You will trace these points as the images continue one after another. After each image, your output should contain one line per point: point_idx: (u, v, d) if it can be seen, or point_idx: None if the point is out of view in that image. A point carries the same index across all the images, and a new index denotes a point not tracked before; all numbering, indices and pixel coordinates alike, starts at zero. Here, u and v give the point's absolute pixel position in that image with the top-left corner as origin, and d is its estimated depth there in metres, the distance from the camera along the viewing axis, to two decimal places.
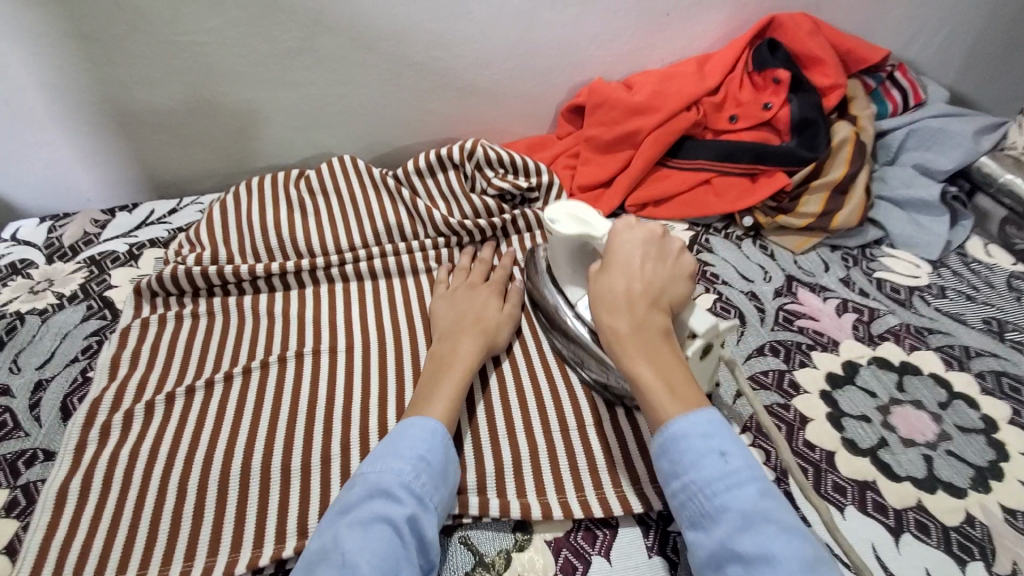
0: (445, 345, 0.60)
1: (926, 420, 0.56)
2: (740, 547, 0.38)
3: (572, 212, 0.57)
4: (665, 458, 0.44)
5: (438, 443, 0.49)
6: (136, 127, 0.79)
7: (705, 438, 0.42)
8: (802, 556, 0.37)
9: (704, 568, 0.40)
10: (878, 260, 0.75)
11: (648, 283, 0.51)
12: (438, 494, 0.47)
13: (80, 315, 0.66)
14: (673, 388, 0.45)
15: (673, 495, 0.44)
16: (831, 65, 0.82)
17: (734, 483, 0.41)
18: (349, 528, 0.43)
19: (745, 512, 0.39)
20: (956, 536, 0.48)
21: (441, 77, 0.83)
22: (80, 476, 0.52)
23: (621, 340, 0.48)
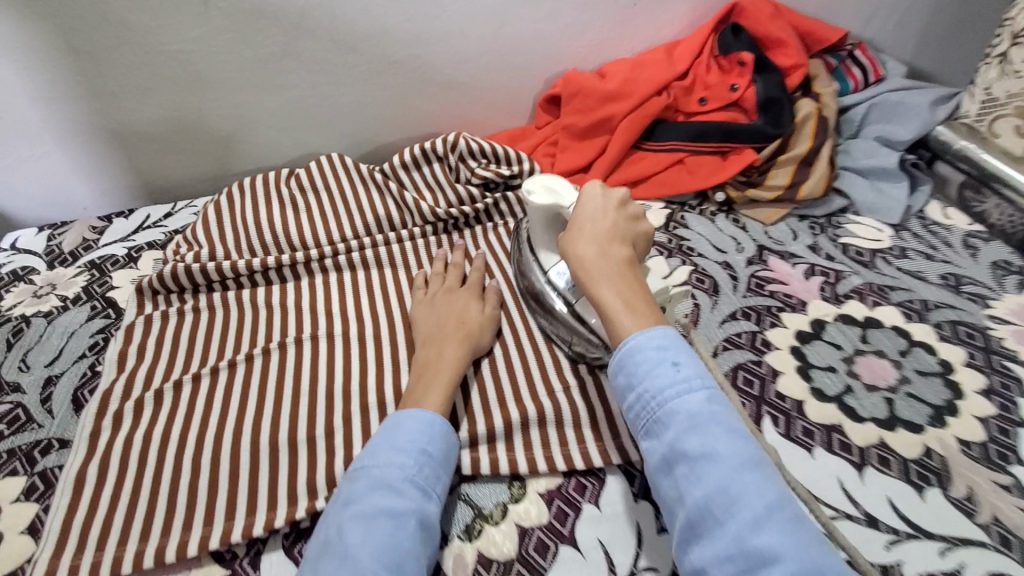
0: (431, 352, 0.58)
1: (887, 366, 0.61)
2: (688, 446, 0.42)
3: (545, 184, 0.60)
4: (622, 373, 0.47)
5: (437, 433, 0.50)
6: (129, 136, 0.82)
7: (657, 349, 0.46)
8: (743, 453, 0.41)
9: (655, 472, 0.44)
10: (844, 226, 0.80)
11: (614, 226, 0.55)
12: (440, 484, 0.49)
13: (86, 315, 0.69)
14: (635, 311, 0.49)
15: (626, 405, 0.47)
16: (792, 45, 0.86)
17: (685, 389, 0.44)
18: (352, 520, 0.44)
19: (693, 415, 0.43)
20: (915, 467, 0.53)
21: (420, 74, 0.86)
22: (97, 459, 0.54)
23: (589, 269, 0.52)
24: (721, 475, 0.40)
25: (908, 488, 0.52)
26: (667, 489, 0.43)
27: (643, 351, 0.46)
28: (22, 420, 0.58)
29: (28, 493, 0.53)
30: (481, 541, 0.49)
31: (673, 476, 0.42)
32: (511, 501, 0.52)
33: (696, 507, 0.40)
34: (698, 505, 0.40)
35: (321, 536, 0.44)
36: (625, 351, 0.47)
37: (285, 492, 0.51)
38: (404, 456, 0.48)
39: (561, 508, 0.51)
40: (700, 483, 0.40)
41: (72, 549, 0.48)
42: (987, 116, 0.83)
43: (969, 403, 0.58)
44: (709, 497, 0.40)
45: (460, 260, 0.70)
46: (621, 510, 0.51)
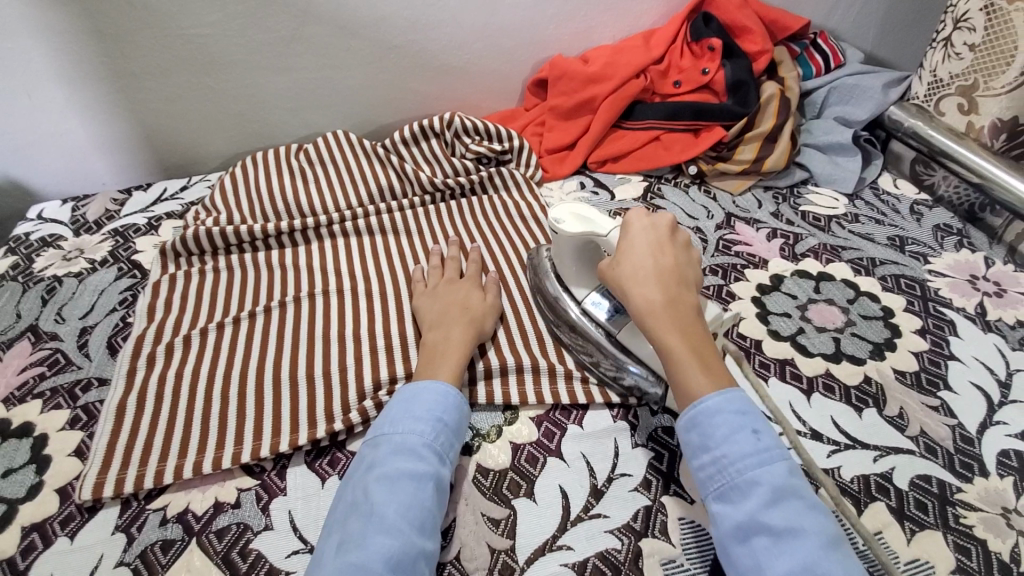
0: (438, 336, 0.61)
1: (835, 312, 0.69)
2: (772, 520, 0.42)
3: (576, 213, 0.62)
4: (697, 432, 0.47)
5: (450, 405, 0.54)
6: (147, 115, 0.88)
7: (738, 414, 0.47)
8: (824, 530, 0.42)
9: (727, 539, 0.44)
10: (805, 196, 0.88)
11: (672, 265, 0.56)
12: (454, 453, 0.52)
13: (114, 275, 0.75)
14: (706, 360, 0.50)
15: (700, 467, 0.47)
16: (758, 32, 0.94)
17: (766, 459, 0.45)
18: (377, 481, 0.47)
19: (775, 486, 0.44)
20: (856, 392, 0.60)
21: (418, 58, 0.93)
22: (135, 394, 0.60)
23: (655, 312, 0.53)
24: (808, 553, 0.40)
25: (848, 408, 0.59)
26: (743, 559, 0.42)
27: (722, 413, 0.47)
28: (62, 363, 0.64)
29: (73, 423, 0.59)
30: (479, 453, 0.56)
31: (751, 546, 0.42)
32: (505, 423, 0.59)
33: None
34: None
35: (350, 496, 0.48)
36: (703, 403, 0.48)
37: (303, 419, 0.58)
38: (422, 424, 0.51)
39: (549, 428, 0.58)
40: (785, 557, 0.41)
41: (117, 467, 0.54)
42: (933, 97, 0.92)
43: (906, 340, 0.65)
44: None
45: (456, 254, 0.74)
46: (602, 429, 0.58)
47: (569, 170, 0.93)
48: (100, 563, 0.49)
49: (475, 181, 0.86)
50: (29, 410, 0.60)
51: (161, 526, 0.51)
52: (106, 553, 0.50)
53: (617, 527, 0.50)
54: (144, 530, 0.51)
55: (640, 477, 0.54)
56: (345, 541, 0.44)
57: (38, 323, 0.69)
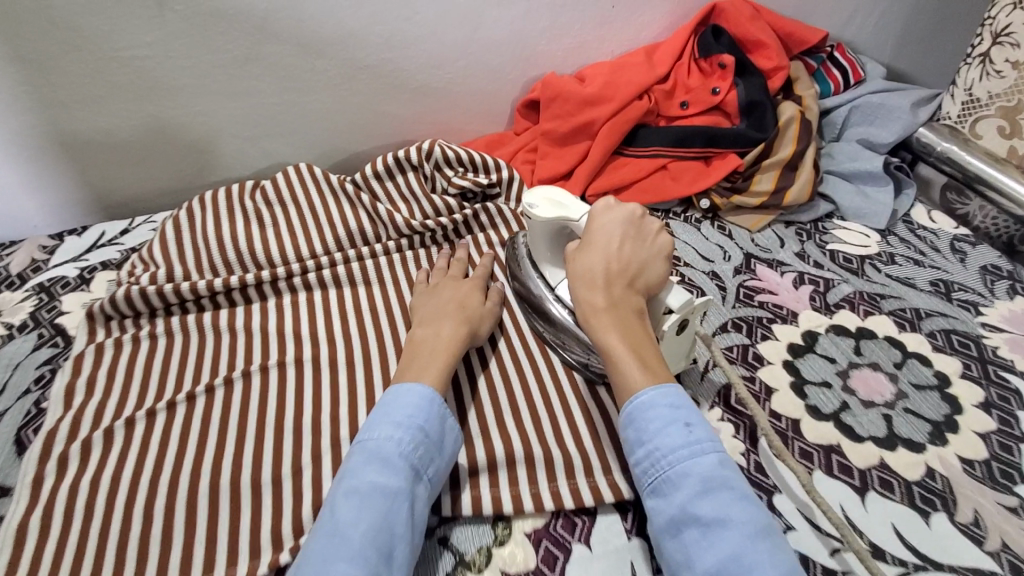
0: (428, 332, 0.57)
1: (883, 380, 0.59)
2: (699, 511, 0.40)
3: (549, 197, 0.59)
4: (632, 427, 0.45)
5: (433, 412, 0.47)
6: (81, 149, 0.77)
7: (671, 407, 0.44)
8: (755, 520, 0.39)
9: (661, 533, 0.42)
10: (832, 233, 0.78)
11: (627, 263, 0.53)
12: (435, 466, 0.46)
13: (32, 344, 0.64)
14: (642, 358, 0.48)
15: (635, 461, 0.45)
16: (773, 47, 0.84)
17: (697, 451, 0.42)
18: (344, 497, 0.42)
19: (705, 478, 0.41)
20: (918, 490, 0.50)
21: (393, 78, 0.82)
22: (40, 510, 0.49)
23: (597, 308, 0.51)
24: (733, 543, 0.38)
25: (913, 514, 0.49)
26: (675, 553, 0.40)
27: (656, 406, 0.44)
28: None
29: None
30: None
31: (681, 540, 0.40)
32: (495, 545, 0.48)
33: (706, 574, 0.38)
34: (710, 572, 0.38)
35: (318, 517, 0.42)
36: (631, 399, 0.46)
37: (243, 547, 0.48)
38: (401, 431, 0.45)
39: (549, 550, 0.48)
40: (712, 549, 0.38)
41: None
42: (967, 117, 0.83)
43: (969, 418, 0.55)
44: (721, 565, 0.38)
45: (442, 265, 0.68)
46: (614, 551, 0.48)
47: None
48: None
49: (459, 222, 0.76)
50: None
51: None
52: None
53: None
54: None
55: None
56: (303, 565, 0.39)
57: None
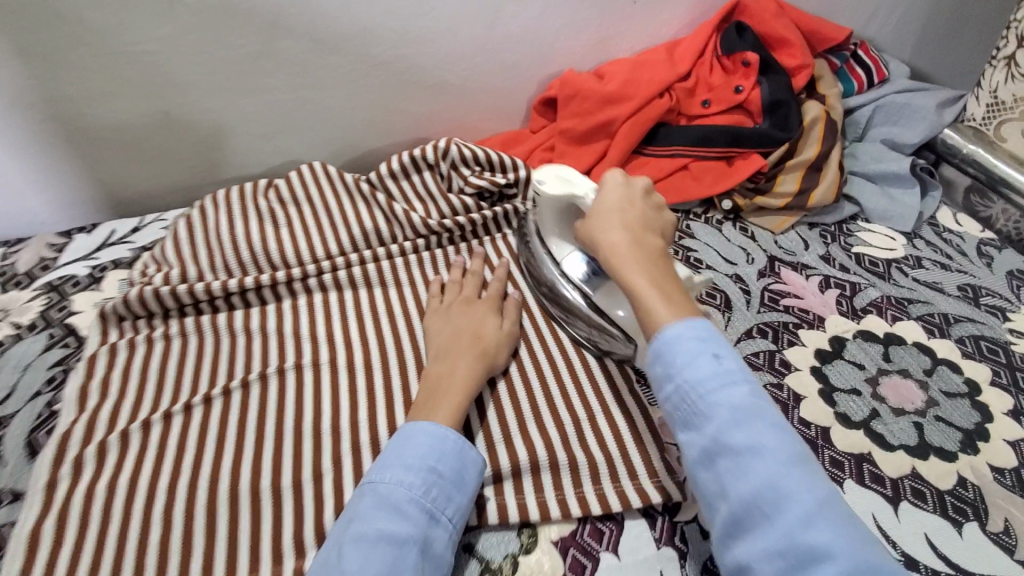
0: (443, 365, 0.54)
1: (913, 387, 0.57)
2: (732, 441, 0.39)
3: (557, 173, 0.59)
4: (658, 362, 0.44)
5: (448, 450, 0.47)
6: (89, 146, 0.76)
7: (698, 341, 0.43)
8: (789, 446, 0.39)
9: (694, 465, 0.41)
10: (856, 235, 0.76)
11: (640, 216, 0.54)
12: (451, 506, 0.45)
13: (42, 344, 0.63)
14: (667, 296, 0.47)
15: (662, 392, 0.43)
16: (797, 45, 0.82)
17: (725, 382, 0.41)
18: (352, 543, 0.41)
19: (735, 408, 0.40)
20: (951, 499, 0.49)
21: (408, 75, 0.81)
22: (54, 516, 0.48)
23: (622, 254, 0.50)
24: (767, 471, 0.37)
25: (946, 524, 0.48)
26: (710, 484, 0.40)
27: (682, 340, 0.43)
28: None
29: None
30: None
31: (715, 471, 0.39)
32: (521, 553, 0.47)
33: (743, 502, 0.38)
34: (745, 501, 0.37)
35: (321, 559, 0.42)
36: (660, 332, 0.44)
37: (266, 552, 0.46)
38: (411, 474, 0.45)
39: (576, 558, 0.46)
40: (748, 477, 0.38)
41: None
42: (992, 120, 0.80)
43: (1000, 426, 0.54)
44: (756, 493, 0.37)
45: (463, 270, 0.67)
46: (644, 561, 0.46)
47: None
48: None
49: (477, 221, 0.74)
50: None
51: None
52: None
53: None
54: None
55: None
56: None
57: None
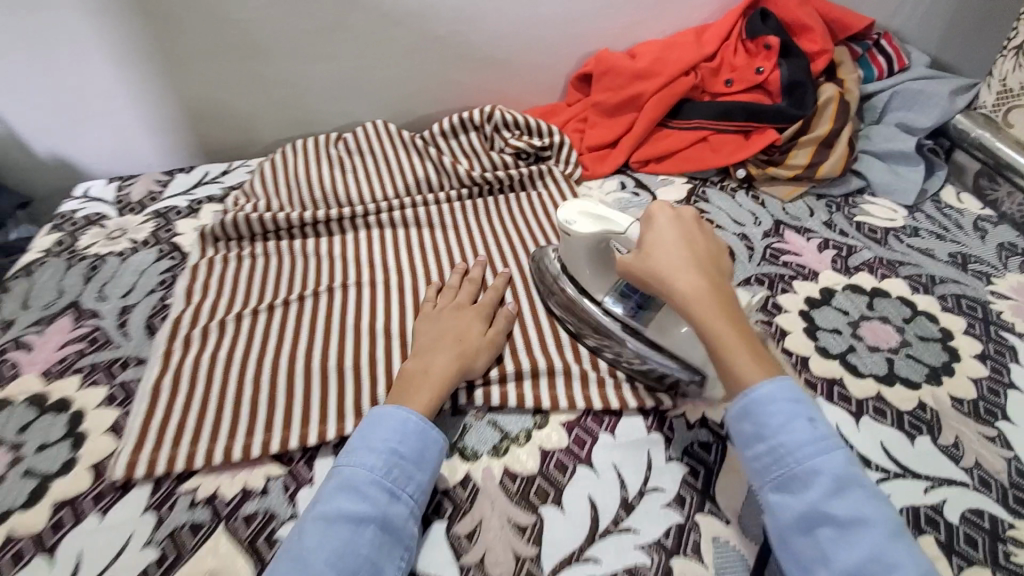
0: (418, 363, 0.56)
1: (890, 331, 0.65)
2: (835, 510, 0.42)
3: (586, 211, 0.58)
4: (750, 421, 0.46)
5: (409, 432, 0.50)
6: (192, 99, 0.90)
7: (794, 403, 0.46)
8: (889, 518, 0.42)
9: (787, 530, 0.43)
10: (860, 206, 0.83)
11: (704, 253, 0.54)
12: (413, 484, 0.48)
13: (153, 256, 0.76)
14: (755, 353, 0.49)
15: (755, 452, 0.46)
16: (818, 31, 0.89)
17: (824, 448, 0.44)
18: (313, 522, 0.44)
19: (837, 476, 0.43)
20: (909, 418, 0.57)
21: (461, 48, 0.92)
22: (170, 375, 0.61)
23: (707, 300, 0.50)
24: (872, 542, 0.40)
25: (900, 435, 0.55)
26: (807, 549, 0.42)
27: (778, 400, 0.46)
28: (101, 340, 0.65)
29: (110, 400, 0.59)
30: (507, 457, 0.54)
31: (813, 537, 0.42)
32: (535, 427, 0.57)
33: (847, 571, 0.40)
34: (850, 570, 0.40)
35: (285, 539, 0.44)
36: (757, 393, 0.46)
37: (332, 410, 0.57)
38: (374, 456, 0.48)
39: (579, 436, 0.56)
40: (852, 547, 0.40)
41: (152, 444, 0.54)
42: (1001, 107, 0.85)
43: (965, 365, 0.61)
44: (861, 563, 0.40)
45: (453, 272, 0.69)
46: (635, 441, 0.56)
47: (610, 168, 0.90)
48: (130, 542, 0.49)
49: (514, 177, 0.84)
50: (68, 385, 0.60)
51: (189, 508, 0.51)
52: (136, 532, 0.50)
53: (647, 545, 0.48)
54: (174, 512, 0.51)
55: (673, 492, 0.51)
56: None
57: (79, 299, 0.70)
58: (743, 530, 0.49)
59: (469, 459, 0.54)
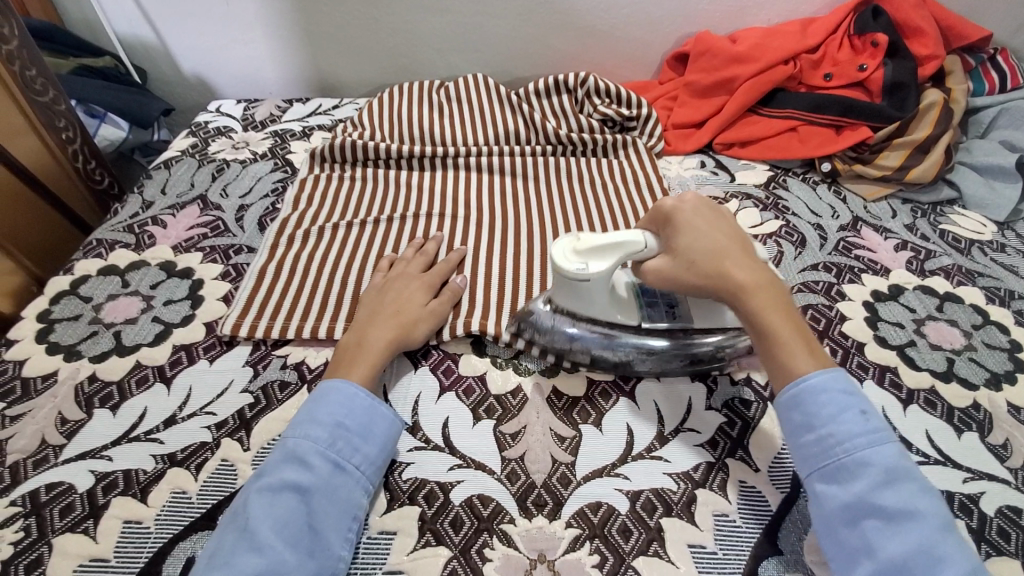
0: (355, 336, 0.57)
1: (956, 333, 0.64)
2: (884, 501, 0.41)
3: (584, 250, 0.53)
4: (802, 415, 0.46)
5: (357, 406, 0.51)
6: (316, 36, 0.99)
7: (844, 394, 0.46)
8: (937, 512, 0.42)
9: (833, 520, 0.43)
10: (947, 215, 0.81)
11: (736, 242, 0.53)
12: (359, 456, 0.49)
13: (269, 167, 0.86)
14: (806, 342, 0.49)
15: (811, 443, 0.45)
16: (931, 36, 0.86)
17: (875, 440, 0.44)
18: (258, 492, 0.45)
19: (888, 468, 0.43)
20: (959, 413, 0.57)
21: (564, 15, 0.96)
22: (274, 263, 0.69)
23: (759, 291, 0.50)
24: (921, 533, 0.40)
25: (947, 427, 0.56)
26: (850, 539, 0.42)
27: (830, 393, 0.46)
28: (221, 229, 0.75)
29: (225, 276, 0.69)
30: (556, 379, 0.59)
31: (859, 527, 0.42)
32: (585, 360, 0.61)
33: (891, 564, 0.40)
34: (895, 561, 0.39)
35: (232, 505, 0.46)
36: (809, 385, 0.46)
37: None
38: (320, 429, 0.49)
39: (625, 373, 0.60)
40: (900, 540, 0.40)
41: (254, 314, 0.63)
42: None
43: None
44: (909, 556, 0.39)
45: (430, 250, 0.69)
46: (678, 385, 0.58)
47: (693, 147, 0.92)
48: (229, 388, 0.57)
49: (597, 141, 0.88)
50: (192, 259, 0.71)
51: (281, 369, 0.59)
52: (235, 380, 0.58)
53: (675, 473, 0.52)
54: (267, 369, 0.59)
55: (708, 436, 0.54)
56: (213, 555, 0.42)
57: (206, 193, 0.81)
58: (769, 478, 0.51)
59: (523, 374, 0.59)
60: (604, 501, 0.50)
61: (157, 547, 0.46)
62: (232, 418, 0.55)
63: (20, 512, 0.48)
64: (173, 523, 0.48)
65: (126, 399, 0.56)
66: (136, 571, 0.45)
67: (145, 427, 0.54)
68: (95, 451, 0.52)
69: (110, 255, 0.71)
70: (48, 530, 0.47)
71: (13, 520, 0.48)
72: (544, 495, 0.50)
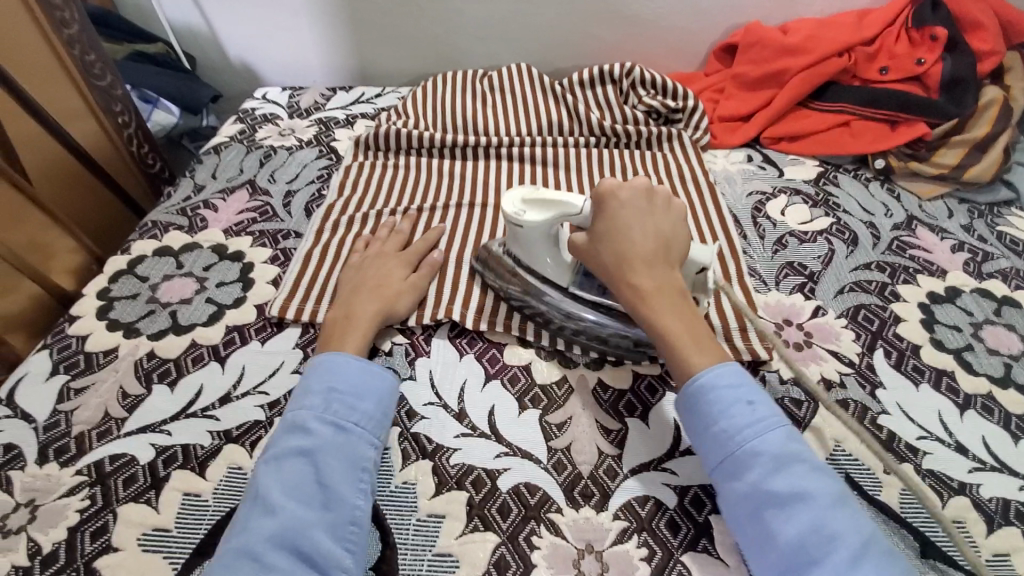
0: (341, 311, 0.59)
1: (1015, 339, 0.62)
2: (776, 487, 0.42)
3: (533, 199, 0.56)
4: (695, 414, 0.47)
5: (351, 370, 0.52)
6: (360, 24, 1.00)
7: (734, 388, 0.47)
8: (831, 489, 0.42)
9: (736, 512, 0.44)
10: (1006, 216, 0.78)
11: (654, 243, 0.53)
12: (358, 414, 0.50)
13: (315, 154, 0.87)
14: (699, 343, 0.50)
15: (699, 438, 0.47)
16: (990, 31, 0.83)
17: (761, 428, 0.45)
18: (265, 462, 0.47)
19: (775, 455, 0.43)
20: (1017, 420, 0.55)
21: (609, 5, 0.95)
22: (319, 249, 0.71)
23: (657, 294, 0.51)
24: (813, 515, 0.41)
25: (1003, 434, 0.54)
26: (754, 529, 0.42)
27: (718, 390, 0.46)
28: (269, 214, 0.77)
29: (274, 260, 0.70)
30: (602, 371, 0.59)
31: (759, 518, 0.42)
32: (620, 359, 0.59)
33: (790, 547, 0.40)
34: (793, 544, 0.40)
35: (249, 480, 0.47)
36: (694, 388, 0.47)
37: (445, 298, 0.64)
38: (312, 397, 0.50)
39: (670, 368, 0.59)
40: (793, 523, 0.41)
41: (300, 299, 0.64)
42: None
43: None
44: (804, 537, 0.40)
45: (406, 229, 0.71)
46: None
47: (739, 141, 0.90)
48: (280, 368, 0.59)
49: (640, 133, 0.87)
50: (242, 242, 0.72)
51: None
52: (286, 361, 0.59)
53: None
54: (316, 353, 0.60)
55: None
56: (234, 525, 0.44)
57: (255, 178, 0.83)
58: None
59: (568, 366, 0.59)
60: (652, 495, 0.49)
61: (215, 520, 0.48)
62: (284, 398, 0.56)
63: (87, 480, 0.50)
64: (230, 497, 0.49)
65: (183, 376, 0.58)
66: (196, 542, 0.46)
67: (202, 404, 0.56)
68: (155, 426, 0.54)
69: (164, 236, 0.73)
70: (112, 499, 0.49)
71: (80, 488, 0.50)
72: (590, 486, 0.50)
